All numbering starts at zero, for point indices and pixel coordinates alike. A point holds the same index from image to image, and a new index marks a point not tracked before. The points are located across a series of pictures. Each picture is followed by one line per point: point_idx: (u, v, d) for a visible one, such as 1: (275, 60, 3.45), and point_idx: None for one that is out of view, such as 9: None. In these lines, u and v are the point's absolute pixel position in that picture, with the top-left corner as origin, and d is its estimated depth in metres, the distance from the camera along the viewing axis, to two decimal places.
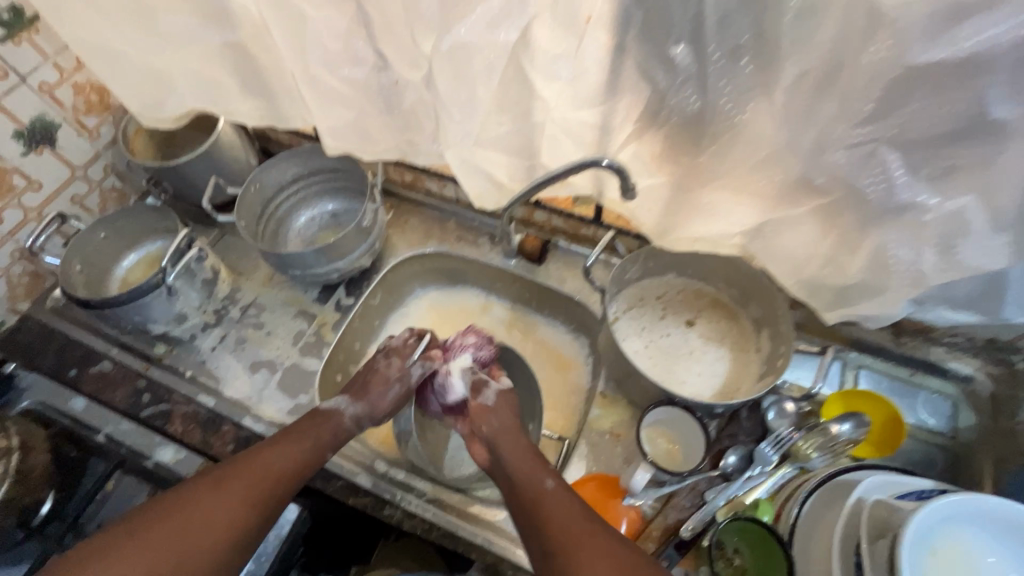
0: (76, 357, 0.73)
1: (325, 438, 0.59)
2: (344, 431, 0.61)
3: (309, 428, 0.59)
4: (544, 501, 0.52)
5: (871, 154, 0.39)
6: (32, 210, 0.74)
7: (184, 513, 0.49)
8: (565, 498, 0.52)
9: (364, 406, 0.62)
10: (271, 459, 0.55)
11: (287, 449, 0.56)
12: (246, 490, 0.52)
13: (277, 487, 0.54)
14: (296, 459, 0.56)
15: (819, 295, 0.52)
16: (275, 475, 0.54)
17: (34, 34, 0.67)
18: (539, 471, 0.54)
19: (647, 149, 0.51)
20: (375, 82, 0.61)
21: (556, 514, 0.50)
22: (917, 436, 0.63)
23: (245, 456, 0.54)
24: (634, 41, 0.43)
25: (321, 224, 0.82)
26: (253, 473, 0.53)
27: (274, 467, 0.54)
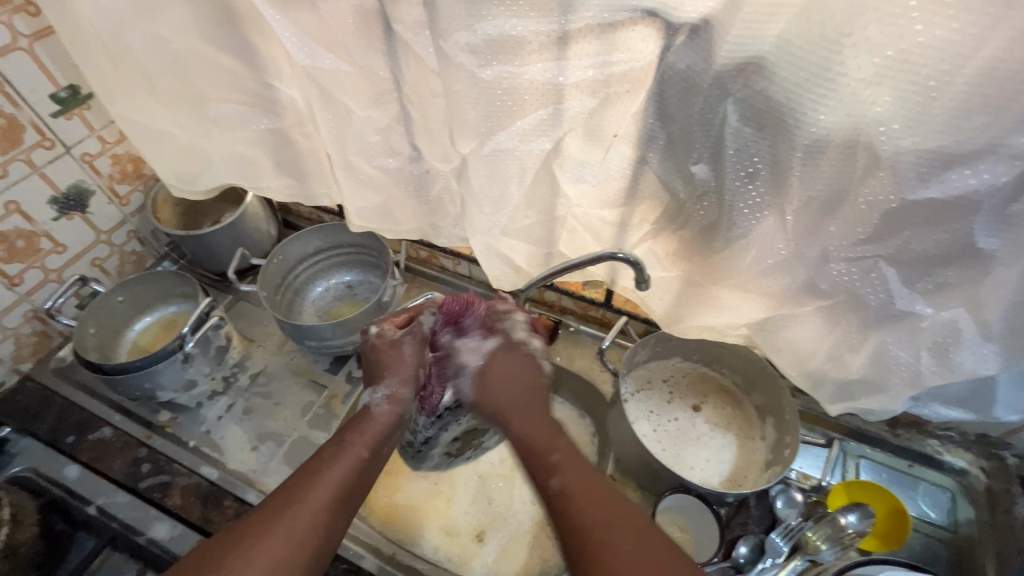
0: (76, 423, 0.72)
1: (354, 445, 0.52)
2: (392, 425, 0.56)
3: (351, 439, 0.53)
4: (563, 481, 0.47)
5: (868, 274, 0.44)
6: (52, 271, 0.75)
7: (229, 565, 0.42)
8: (580, 475, 0.48)
9: (391, 380, 0.58)
10: (309, 496, 0.47)
11: (321, 481, 0.48)
12: (293, 529, 0.45)
13: (330, 519, 0.47)
14: (336, 490, 0.48)
15: (822, 387, 0.55)
16: (318, 514, 0.46)
17: (85, 110, 0.72)
18: (546, 441, 0.51)
19: (661, 247, 0.56)
20: (407, 171, 0.66)
21: (579, 499, 0.46)
22: (919, 529, 0.65)
23: (288, 488, 0.47)
24: (656, 155, 0.48)
25: (336, 294, 0.85)
26: (297, 519, 0.45)
27: (315, 505, 0.46)
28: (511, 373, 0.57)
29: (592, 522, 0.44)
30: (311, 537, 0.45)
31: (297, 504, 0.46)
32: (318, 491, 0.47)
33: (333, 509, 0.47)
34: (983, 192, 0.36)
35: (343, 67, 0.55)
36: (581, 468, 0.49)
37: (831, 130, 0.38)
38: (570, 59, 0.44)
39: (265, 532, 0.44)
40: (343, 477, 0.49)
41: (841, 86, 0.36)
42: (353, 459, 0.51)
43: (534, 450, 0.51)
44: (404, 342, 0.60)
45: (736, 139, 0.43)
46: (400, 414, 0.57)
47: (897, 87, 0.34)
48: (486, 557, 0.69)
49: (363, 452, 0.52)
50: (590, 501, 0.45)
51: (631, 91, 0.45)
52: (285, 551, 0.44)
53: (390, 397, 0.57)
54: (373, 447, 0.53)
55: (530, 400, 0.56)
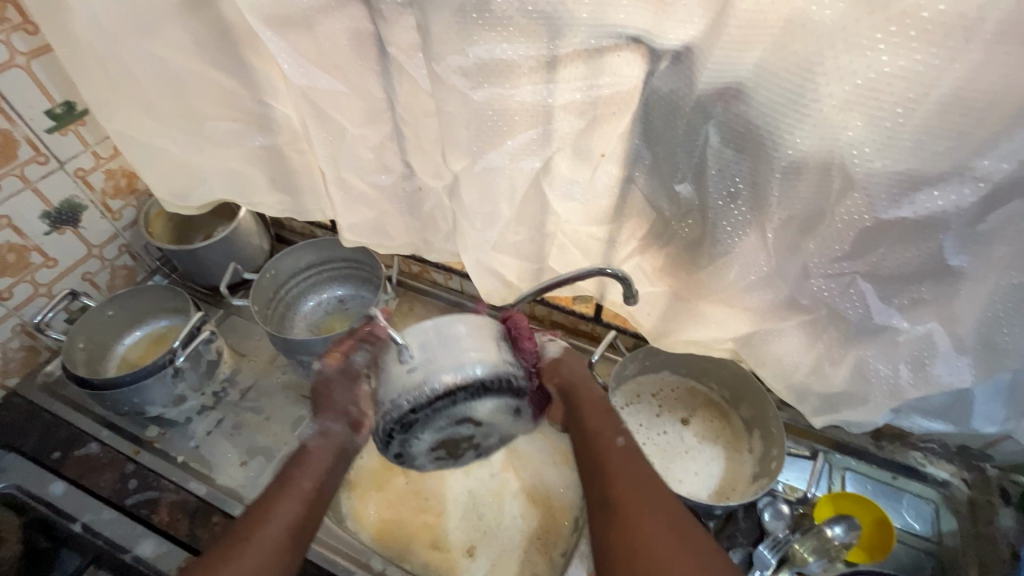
0: (62, 439, 0.71)
1: (299, 480, 0.53)
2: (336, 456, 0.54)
3: (292, 475, 0.53)
4: (613, 457, 0.52)
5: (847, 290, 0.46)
6: (42, 286, 0.75)
7: None
8: (635, 460, 0.52)
9: (324, 415, 0.55)
10: (254, 538, 0.48)
11: (266, 520, 0.50)
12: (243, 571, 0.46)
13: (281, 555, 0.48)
14: (281, 527, 0.49)
15: (806, 400, 0.57)
16: (262, 555, 0.47)
17: (80, 126, 0.72)
18: (614, 426, 0.54)
19: (649, 263, 0.57)
20: (400, 188, 0.67)
21: (625, 482, 0.49)
22: (904, 541, 0.66)
23: (233, 533, 0.49)
24: (642, 175, 0.50)
25: (328, 309, 0.85)
26: (238, 563, 0.46)
27: (260, 545, 0.48)
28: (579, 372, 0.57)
29: (636, 508, 0.47)
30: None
31: (241, 549, 0.47)
32: (263, 532, 0.49)
33: (280, 546, 0.48)
34: (950, 213, 0.38)
35: (338, 87, 0.57)
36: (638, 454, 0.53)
37: (807, 152, 0.39)
38: (558, 82, 0.46)
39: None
40: (289, 513, 0.50)
41: (815, 111, 0.37)
42: (298, 493, 0.52)
43: (591, 430, 0.54)
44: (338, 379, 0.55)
45: (718, 160, 0.44)
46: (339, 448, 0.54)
47: (867, 113, 0.36)
48: (477, 572, 0.69)
49: (306, 485, 0.52)
50: (634, 476, 0.50)
51: (617, 113, 0.47)
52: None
53: (321, 432, 0.55)
54: (319, 480, 0.53)
55: (588, 385, 0.56)
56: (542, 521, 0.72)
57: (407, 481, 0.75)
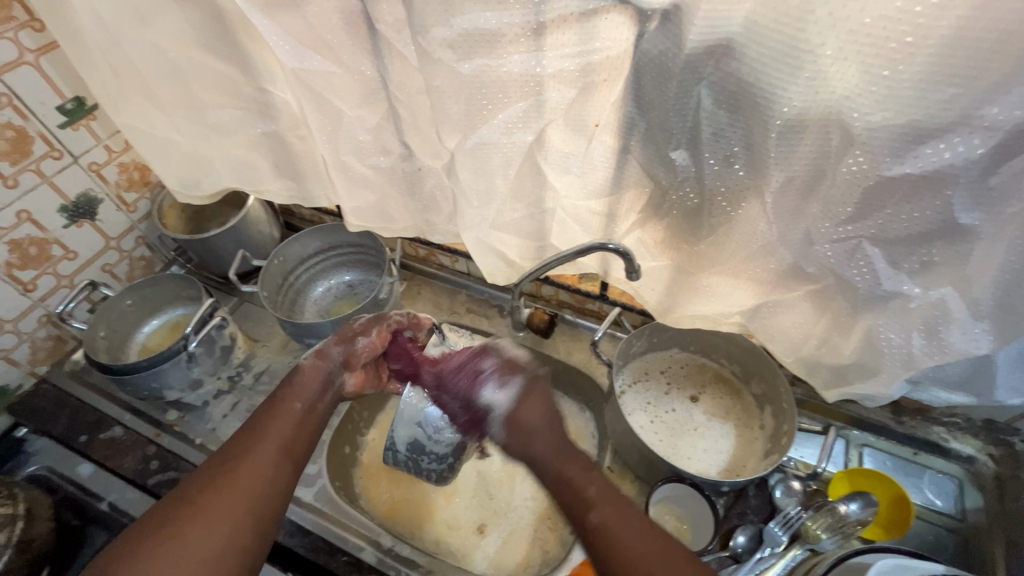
0: (88, 423, 0.74)
1: (290, 401, 0.56)
2: (326, 377, 0.59)
3: (290, 397, 0.56)
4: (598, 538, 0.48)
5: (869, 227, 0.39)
6: (65, 277, 0.78)
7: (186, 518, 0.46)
8: (619, 526, 0.48)
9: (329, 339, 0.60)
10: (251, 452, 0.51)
11: (260, 438, 0.52)
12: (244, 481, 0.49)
13: (283, 469, 0.51)
14: (278, 445, 0.52)
15: (817, 373, 0.55)
16: (261, 467, 0.50)
17: (91, 121, 0.74)
18: (581, 501, 0.50)
19: (649, 236, 0.56)
20: (398, 169, 0.67)
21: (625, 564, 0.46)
22: (925, 517, 0.64)
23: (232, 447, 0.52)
24: (637, 144, 0.49)
25: (337, 294, 0.86)
26: (239, 476, 0.49)
27: (260, 459, 0.51)
28: (531, 422, 0.54)
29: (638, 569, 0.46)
30: (260, 489, 0.49)
31: (243, 462, 0.50)
32: (261, 447, 0.52)
33: (276, 464, 0.51)
34: (958, 167, 0.36)
35: (332, 68, 0.57)
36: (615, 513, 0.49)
37: (802, 107, 0.38)
38: (546, 50, 0.44)
39: (210, 496, 0.47)
40: (284, 430, 0.53)
41: (811, 63, 0.35)
42: (290, 415, 0.55)
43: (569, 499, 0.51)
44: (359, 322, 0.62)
45: (713, 123, 0.43)
46: (328, 373, 0.59)
47: (862, 62, 0.34)
48: (487, 549, 0.70)
49: (298, 406, 0.55)
50: (631, 545, 0.47)
51: (609, 80, 0.45)
52: (240, 502, 0.48)
53: (318, 354, 0.60)
54: (307, 403, 0.56)
55: (553, 448, 0.53)
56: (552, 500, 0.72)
57: None
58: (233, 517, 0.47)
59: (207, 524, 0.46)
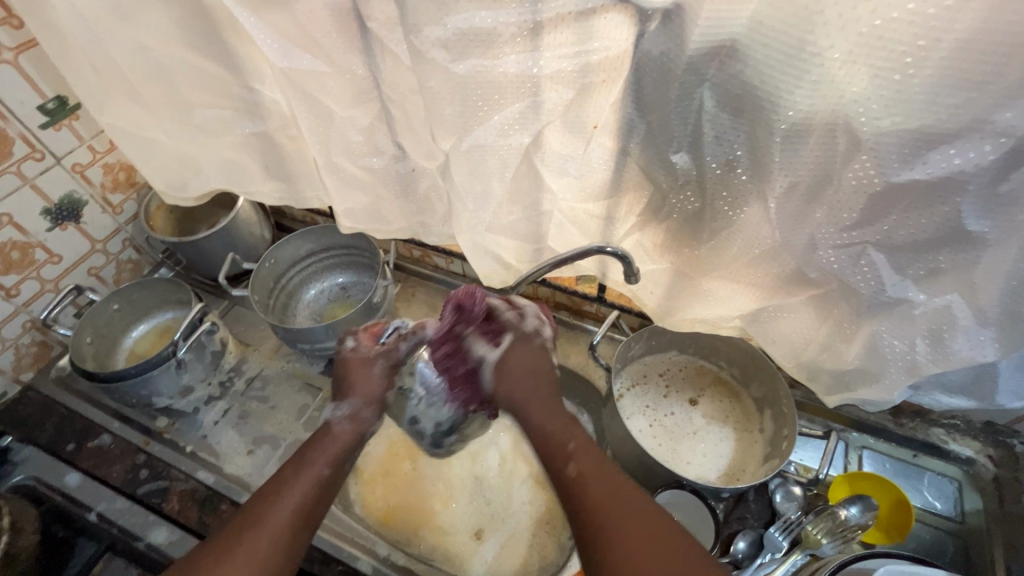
0: (76, 431, 0.72)
1: (318, 464, 0.53)
2: (351, 433, 0.57)
3: (316, 455, 0.54)
4: (577, 490, 0.47)
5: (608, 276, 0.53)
6: (49, 282, 0.76)
7: None
8: (594, 477, 0.48)
9: (355, 400, 0.58)
10: (268, 516, 0.49)
11: (280, 501, 0.50)
12: (259, 551, 0.47)
13: (300, 534, 0.49)
14: (300, 513, 0.50)
15: (818, 378, 0.55)
16: (275, 537, 0.48)
17: (74, 120, 0.72)
18: (563, 452, 0.50)
19: (648, 239, 0.55)
20: (391, 170, 0.65)
21: (603, 515, 0.45)
22: (926, 521, 0.63)
23: (249, 508, 0.49)
24: (637, 146, 0.47)
25: (331, 297, 0.84)
26: (254, 548, 0.47)
27: (278, 523, 0.48)
28: (520, 366, 0.56)
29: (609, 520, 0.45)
30: (274, 563, 0.47)
31: (260, 532, 0.47)
32: (276, 511, 0.49)
33: (293, 530, 0.49)
34: (967, 173, 0.35)
35: (322, 67, 0.55)
36: (597, 472, 0.48)
37: (807, 110, 0.36)
38: (544, 50, 0.43)
39: (220, 564, 0.46)
40: (305, 492, 0.51)
41: (817, 65, 0.34)
42: (315, 476, 0.52)
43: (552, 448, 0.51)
44: (376, 359, 0.60)
45: (715, 126, 0.41)
46: (360, 433, 0.57)
47: (873, 65, 0.33)
48: (485, 555, 0.69)
49: (324, 468, 0.53)
50: (607, 500, 0.46)
51: (608, 81, 0.44)
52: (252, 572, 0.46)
53: (352, 416, 0.58)
54: (335, 464, 0.54)
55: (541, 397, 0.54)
56: (549, 505, 0.72)
57: (414, 467, 0.75)
58: None
59: None
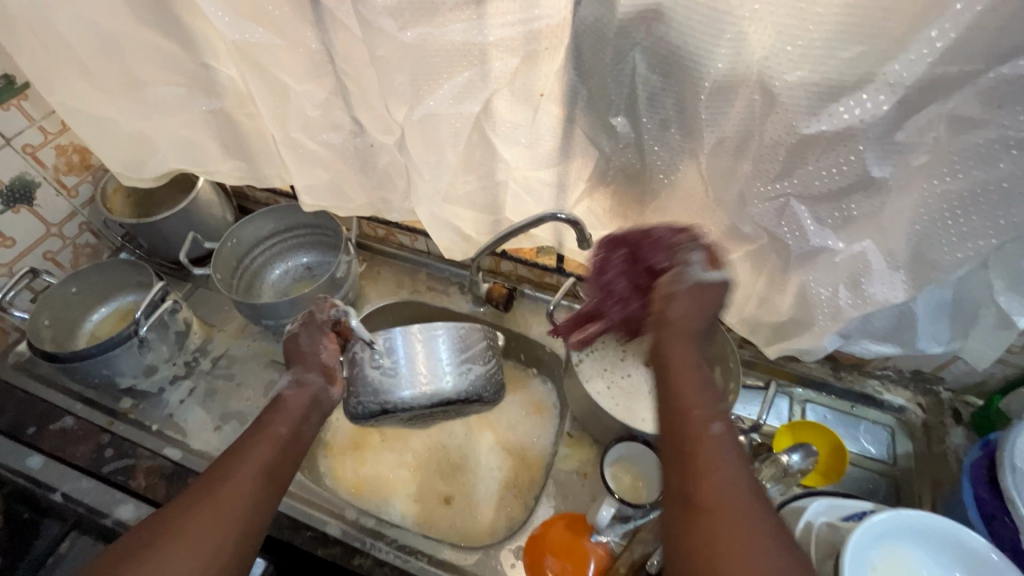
0: (36, 414, 0.72)
1: (274, 426, 0.54)
2: (310, 398, 0.58)
3: (271, 420, 0.54)
4: (707, 444, 0.39)
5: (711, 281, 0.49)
6: (4, 266, 0.75)
7: (161, 548, 0.43)
8: (726, 450, 0.39)
9: (296, 367, 0.60)
10: (232, 476, 0.48)
11: (241, 462, 0.49)
12: (224, 509, 0.45)
13: (266, 492, 0.49)
14: (261, 466, 0.49)
15: (759, 331, 0.58)
16: (240, 492, 0.47)
17: (24, 101, 0.71)
18: (711, 408, 0.41)
19: (598, 205, 0.58)
20: (350, 146, 0.66)
21: (710, 476, 0.38)
22: (861, 464, 0.68)
23: (210, 470, 0.49)
24: (581, 113, 0.50)
25: (296, 276, 0.85)
26: (217, 501, 0.46)
27: (241, 481, 0.48)
28: (679, 311, 0.47)
29: (718, 492, 0.37)
30: (239, 520, 0.46)
31: (223, 483, 0.47)
32: (241, 469, 0.48)
33: (257, 488, 0.48)
34: (867, 124, 0.38)
35: (275, 41, 0.56)
36: (734, 447, 0.40)
37: (729, 68, 0.40)
38: (488, 17, 0.45)
39: (188, 523, 0.44)
40: (267, 453, 0.51)
41: (732, 25, 0.37)
42: (273, 438, 0.52)
43: (682, 403, 0.42)
44: (303, 336, 0.62)
45: (647, 88, 0.44)
46: (313, 395, 0.58)
47: (778, 24, 0.36)
48: (453, 518, 0.71)
49: (281, 429, 0.53)
50: (725, 472, 0.38)
51: (550, 49, 0.46)
52: (222, 528, 0.45)
53: (299, 382, 0.59)
54: (292, 427, 0.54)
55: (682, 335, 0.46)
56: (515, 469, 0.74)
57: (382, 439, 0.77)
58: (206, 548, 0.43)
59: (185, 551, 0.43)
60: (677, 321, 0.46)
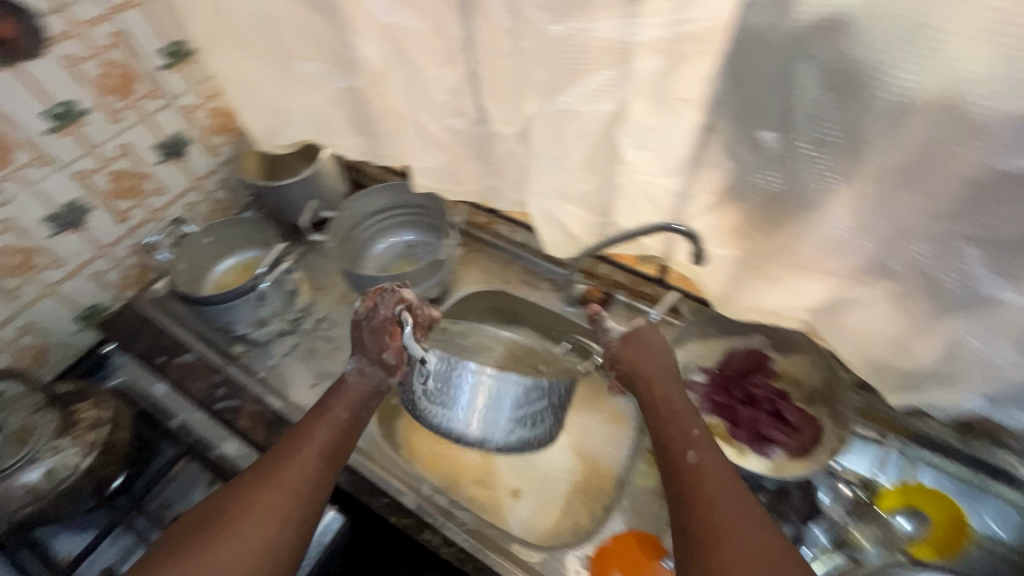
0: (166, 346, 0.80)
1: (335, 409, 0.59)
2: (368, 387, 0.61)
3: (333, 403, 0.59)
4: (694, 479, 0.50)
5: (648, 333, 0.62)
6: (155, 211, 0.84)
7: (238, 511, 0.50)
8: (711, 474, 0.50)
9: (360, 356, 0.61)
10: (296, 453, 0.54)
11: (305, 442, 0.55)
12: (289, 482, 0.52)
13: (325, 468, 0.55)
14: (325, 450, 0.56)
15: (886, 378, 0.53)
16: (304, 467, 0.53)
17: (189, 65, 0.79)
18: (683, 438, 0.53)
19: (721, 220, 0.55)
20: (472, 133, 0.67)
21: (708, 503, 0.48)
22: (985, 546, 0.60)
23: (280, 446, 0.55)
24: (725, 123, 0.47)
25: (398, 252, 0.88)
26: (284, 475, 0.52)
27: (305, 457, 0.54)
28: (652, 347, 0.61)
29: (716, 509, 0.47)
30: (302, 491, 0.52)
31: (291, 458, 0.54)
32: (306, 448, 0.55)
33: (318, 464, 0.54)
34: None
35: (420, 25, 0.57)
36: (717, 470, 0.50)
37: (917, 91, 0.36)
38: (645, 16, 0.43)
39: (261, 489, 0.51)
40: (329, 434, 0.57)
41: (934, 44, 0.34)
42: (335, 421, 0.58)
43: (670, 434, 0.54)
44: (366, 324, 0.61)
45: (809, 103, 0.41)
46: (374, 386, 0.61)
47: (1000, 44, 0.32)
48: (520, 512, 0.72)
49: (342, 413, 0.59)
50: (723, 494, 0.48)
51: (704, 52, 0.44)
52: (287, 496, 0.51)
53: (360, 371, 0.61)
54: (353, 411, 0.60)
55: (664, 378, 0.58)
56: (587, 475, 0.73)
57: None
58: (275, 514, 0.50)
59: (258, 518, 0.50)
60: (642, 369, 0.59)
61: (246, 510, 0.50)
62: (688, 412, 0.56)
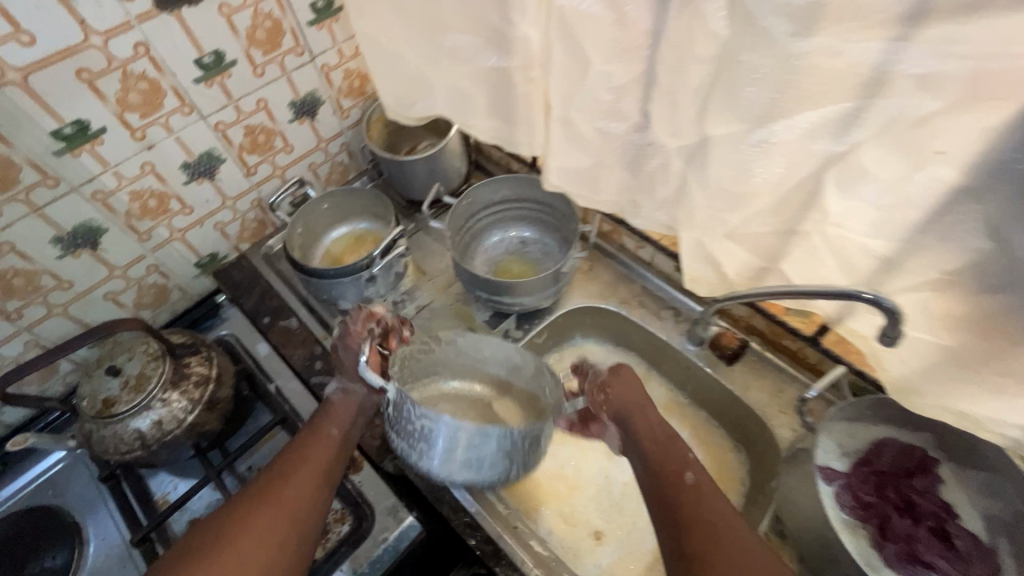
0: (272, 307, 0.80)
1: (325, 427, 0.61)
2: (353, 403, 0.63)
3: (326, 421, 0.61)
4: (690, 496, 0.54)
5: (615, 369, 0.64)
6: (280, 168, 0.83)
7: (241, 533, 0.52)
8: (707, 500, 0.53)
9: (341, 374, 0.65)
10: (292, 475, 0.56)
11: (300, 464, 0.57)
12: (289, 501, 0.54)
13: (321, 484, 0.57)
14: (318, 468, 0.58)
15: None
16: (303, 487, 0.56)
17: (334, 23, 0.75)
18: (683, 463, 0.56)
19: (938, 302, 0.44)
20: (626, 140, 0.55)
21: (706, 530, 0.51)
22: None
23: (276, 470, 0.57)
24: (1000, 194, 0.36)
25: (511, 248, 0.83)
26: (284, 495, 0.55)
27: (302, 477, 0.56)
28: (633, 396, 0.62)
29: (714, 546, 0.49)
30: (303, 511, 0.54)
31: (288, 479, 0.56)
32: (302, 467, 0.57)
33: (316, 483, 0.56)
34: None
35: None
36: (712, 490, 0.54)
37: None
38: (933, 44, 0.33)
39: (262, 508, 0.54)
40: (324, 454, 0.58)
41: None
42: (327, 439, 0.60)
43: (665, 470, 0.56)
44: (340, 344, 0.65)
45: None
46: (357, 401, 0.64)
47: None
48: (600, 559, 0.66)
49: (332, 430, 0.61)
50: (720, 526, 0.51)
51: (1007, 100, 0.33)
52: (286, 518, 0.53)
53: (344, 389, 0.64)
54: (342, 428, 0.61)
55: (643, 415, 0.61)
56: None
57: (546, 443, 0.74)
58: (276, 535, 0.52)
59: (259, 539, 0.52)
60: (632, 413, 0.61)
61: (250, 532, 0.52)
62: (694, 464, 0.57)
